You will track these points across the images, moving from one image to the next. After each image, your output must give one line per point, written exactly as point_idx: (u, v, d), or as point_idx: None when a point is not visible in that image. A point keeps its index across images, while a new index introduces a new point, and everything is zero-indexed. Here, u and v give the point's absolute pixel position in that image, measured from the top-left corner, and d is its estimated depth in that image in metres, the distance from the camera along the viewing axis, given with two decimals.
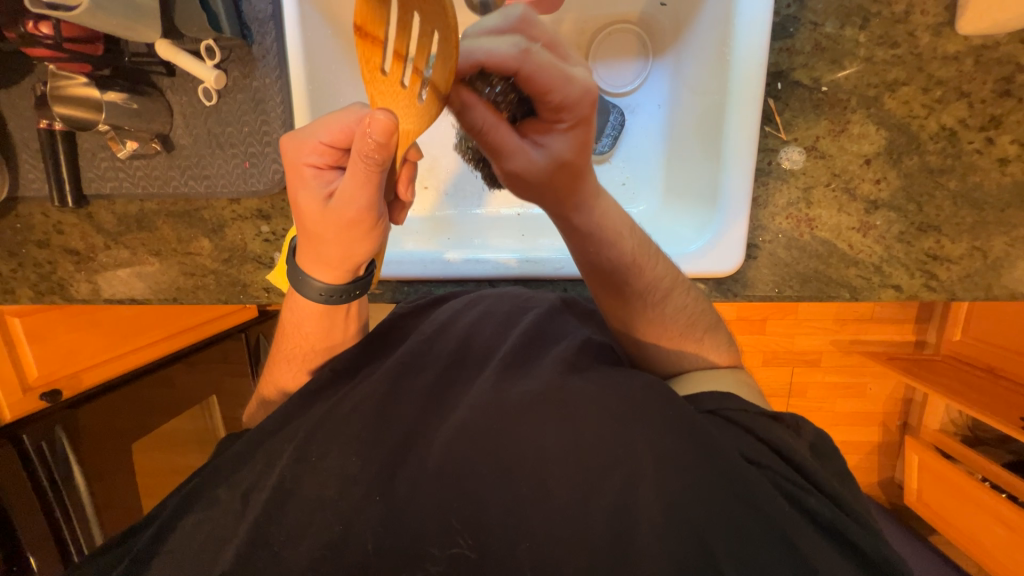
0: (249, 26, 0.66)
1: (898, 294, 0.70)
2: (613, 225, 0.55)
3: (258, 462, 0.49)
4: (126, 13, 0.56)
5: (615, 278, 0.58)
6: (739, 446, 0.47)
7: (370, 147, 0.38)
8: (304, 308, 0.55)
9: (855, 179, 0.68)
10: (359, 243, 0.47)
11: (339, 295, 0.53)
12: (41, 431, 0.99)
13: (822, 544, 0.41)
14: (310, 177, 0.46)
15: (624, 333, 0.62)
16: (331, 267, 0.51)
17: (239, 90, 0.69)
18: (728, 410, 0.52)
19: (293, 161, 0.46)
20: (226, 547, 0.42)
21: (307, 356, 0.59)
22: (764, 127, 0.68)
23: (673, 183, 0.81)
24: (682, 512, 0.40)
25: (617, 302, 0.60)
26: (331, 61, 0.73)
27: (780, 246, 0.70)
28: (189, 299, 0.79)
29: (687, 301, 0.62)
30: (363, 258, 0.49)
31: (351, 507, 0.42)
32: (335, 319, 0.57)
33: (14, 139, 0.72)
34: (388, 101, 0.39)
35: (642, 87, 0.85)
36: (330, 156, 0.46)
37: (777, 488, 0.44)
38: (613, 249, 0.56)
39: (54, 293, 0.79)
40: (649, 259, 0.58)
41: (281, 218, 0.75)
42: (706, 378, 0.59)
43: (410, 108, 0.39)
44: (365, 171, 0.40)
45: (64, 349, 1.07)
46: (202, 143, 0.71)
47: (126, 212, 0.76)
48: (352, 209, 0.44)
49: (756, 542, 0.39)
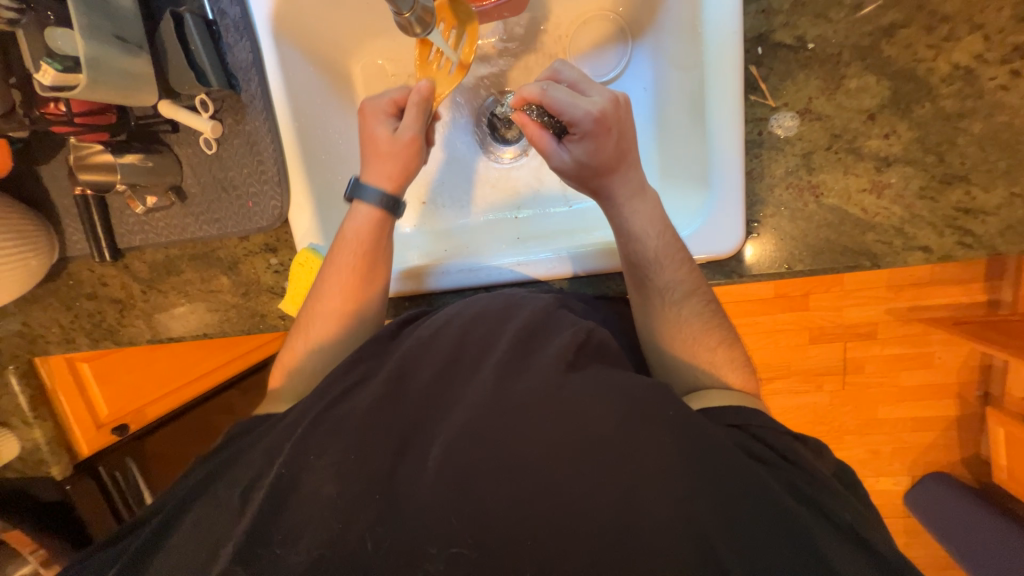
0: (235, 75, 0.72)
1: (928, 256, 0.63)
2: (643, 225, 0.64)
3: (254, 460, 0.51)
4: (121, 83, 0.62)
5: (637, 272, 0.65)
6: (738, 439, 0.50)
7: (426, 92, 0.66)
8: (355, 236, 0.69)
9: (860, 137, 0.62)
10: (414, 161, 0.69)
11: (392, 204, 0.70)
12: (115, 463, 1.13)
13: (814, 529, 0.42)
14: (381, 117, 0.68)
15: (639, 325, 0.67)
16: (391, 180, 0.69)
17: (234, 136, 0.75)
18: (755, 426, 0.52)
19: (373, 108, 0.68)
20: (221, 547, 0.45)
21: (347, 297, 0.68)
22: (749, 96, 0.64)
23: (668, 166, 0.78)
24: (691, 509, 0.41)
25: (636, 295, 0.67)
26: (319, 98, 0.77)
27: (784, 219, 0.66)
28: (217, 333, 0.85)
29: (701, 308, 0.64)
30: (413, 174, 0.71)
31: (342, 513, 0.44)
32: (364, 285, 0.69)
33: (57, 206, 0.82)
34: (438, 78, 0.70)
35: (626, 72, 0.82)
36: (393, 108, 0.69)
37: (783, 486, 0.46)
38: (638, 246, 0.64)
39: (105, 339, 0.88)
40: (673, 263, 0.64)
41: (287, 249, 0.80)
42: (721, 392, 0.58)
43: (448, 78, 0.70)
44: (423, 108, 0.67)
45: (128, 387, 1.15)
46: (210, 189, 0.77)
47: (155, 260, 0.84)
48: (413, 135, 0.68)
49: (755, 526, 0.41)
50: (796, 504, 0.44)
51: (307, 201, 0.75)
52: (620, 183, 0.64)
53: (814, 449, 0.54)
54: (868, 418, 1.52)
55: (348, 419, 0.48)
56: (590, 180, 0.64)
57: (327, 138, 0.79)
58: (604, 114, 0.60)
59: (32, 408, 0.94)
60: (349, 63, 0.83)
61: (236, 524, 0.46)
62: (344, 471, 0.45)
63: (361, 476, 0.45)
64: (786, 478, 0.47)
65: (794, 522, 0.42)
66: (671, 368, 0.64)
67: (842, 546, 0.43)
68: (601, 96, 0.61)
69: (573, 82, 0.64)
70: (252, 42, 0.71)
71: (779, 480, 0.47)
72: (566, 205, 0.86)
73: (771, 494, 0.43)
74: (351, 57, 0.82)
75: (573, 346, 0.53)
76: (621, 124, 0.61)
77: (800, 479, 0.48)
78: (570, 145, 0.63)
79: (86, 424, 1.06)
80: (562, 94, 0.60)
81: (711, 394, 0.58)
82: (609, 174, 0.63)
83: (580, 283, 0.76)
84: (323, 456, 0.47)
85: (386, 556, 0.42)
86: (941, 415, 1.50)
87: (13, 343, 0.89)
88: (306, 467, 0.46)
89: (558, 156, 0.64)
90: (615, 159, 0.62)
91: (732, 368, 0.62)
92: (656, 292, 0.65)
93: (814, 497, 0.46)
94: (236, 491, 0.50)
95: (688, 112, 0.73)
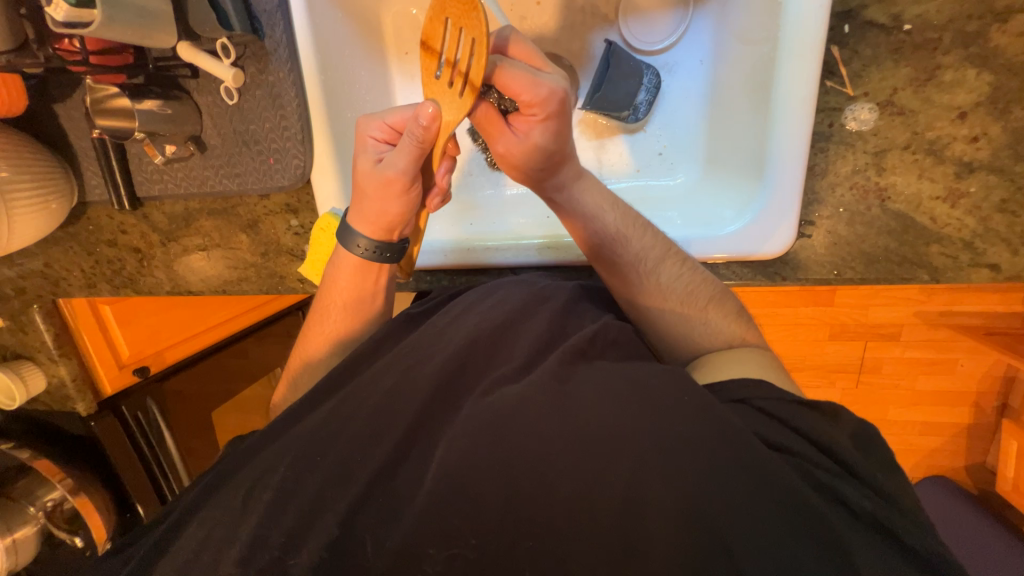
0: (259, 19, 0.67)
1: (994, 275, 0.58)
2: (594, 201, 0.61)
3: (267, 455, 0.51)
4: (138, 20, 0.57)
5: (600, 255, 0.61)
6: (756, 427, 0.44)
7: (418, 129, 0.51)
8: (343, 264, 0.63)
9: (944, 139, 0.57)
10: (393, 202, 0.57)
11: (373, 250, 0.61)
12: (136, 403, 1.11)
13: (859, 540, 0.38)
14: (369, 146, 0.58)
15: (625, 308, 0.62)
16: (372, 224, 0.59)
17: (257, 86, 0.70)
18: (760, 400, 0.47)
19: (363, 130, 0.58)
20: (230, 545, 0.44)
21: (345, 308, 0.65)
22: (824, 82, 0.58)
23: (717, 150, 0.72)
24: (694, 504, 0.38)
25: (609, 277, 0.62)
26: (344, 46, 0.73)
27: (841, 223, 0.61)
28: (235, 290, 0.84)
29: (683, 272, 0.60)
30: (395, 218, 0.59)
31: (347, 507, 0.43)
32: (367, 284, 0.64)
33: (75, 149, 0.79)
34: (439, 98, 0.49)
35: (680, 43, 0.76)
36: (388, 134, 0.58)
37: (805, 477, 0.41)
38: (596, 224, 0.61)
39: (126, 287, 0.88)
40: (635, 232, 0.61)
41: (308, 211, 0.77)
42: (730, 362, 0.53)
43: (454, 101, 0.48)
44: (412, 148, 0.52)
45: (147, 331, 1.12)
46: (230, 142, 0.74)
47: (174, 212, 0.82)
48: (393, 174, 0.55)
49: (789, 544, 0.36)
50: (819, 498, 0.39)
51: (329, 162, 0.71)
52: (570, 166, 0.59)
53: None
54: (880, 418, 1.30)
55: (357, 405, 0.50)
56: (544, 169, 0.58)
57: (351, 94, 0.75)
58: (562, 99, 0.52)
59: (58, 346, 0.99)
60: (380, 12, 0.79)
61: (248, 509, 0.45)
62: (347, 471, 0.45)
63: (376, 456, 0.45)
64: (805, 471, 0.41)
65: (830, 534, 0.37)
66: None
67: (875, 550, 0.38)
68: (558, 77, 0.53)
69: (527, 54, 0.53)
70: None
71: (827, 497, 0.40)
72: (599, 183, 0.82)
73: (802, 500, 0.38)
74: (382, 5, 0.79)
75: (597, 336, 0.52)
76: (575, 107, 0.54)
77: (847, 486, 0.40)
78: (523, 130, 0.54)
79: (107, 363, 1.05)
80: (518, 68, 0.49)
81: (721, 364, 0.53)
82: (563, 159, 0.57)
83: None
84: (328, 454, 0.47)
85: (391, 558, 0.39)
86: (956, 424, 1.28)
87: (39, 284, 0.97)
88: (313, 464, 0.47)
89: (511, 140, 0.55)
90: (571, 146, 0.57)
91: None
92: (629, 266, 0.60)
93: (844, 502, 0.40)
94: (244, 480, 0.50)
95: (745, 90, 0.67)
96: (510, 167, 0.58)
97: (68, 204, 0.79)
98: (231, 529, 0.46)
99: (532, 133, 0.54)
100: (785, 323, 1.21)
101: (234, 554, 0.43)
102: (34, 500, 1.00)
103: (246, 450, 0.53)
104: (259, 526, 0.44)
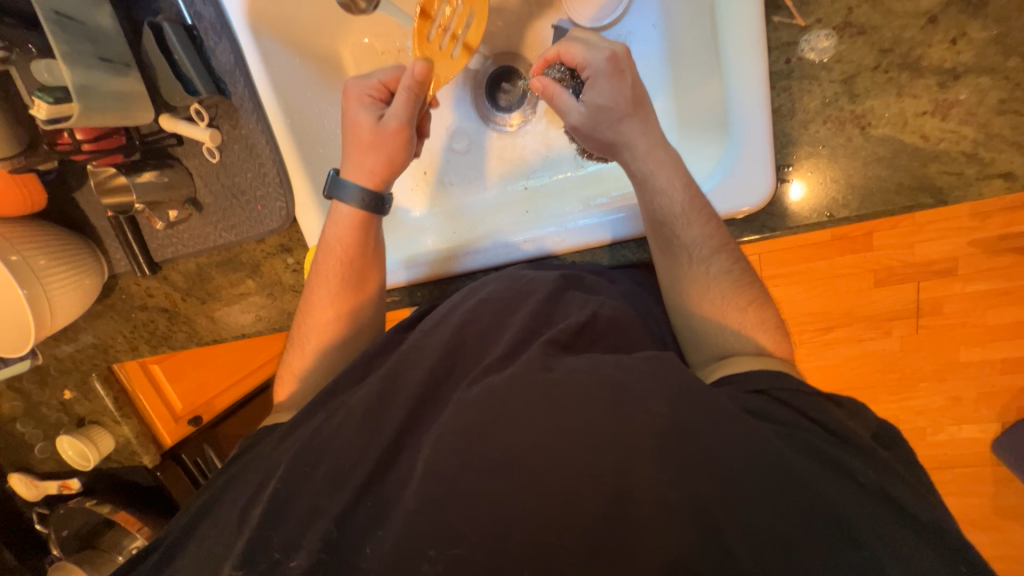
0: (223, 79, 0.72)
1: (1010, 184, 0.52)
2: (667, 176, 0.58)
3: (266, 465, 0.53)
4: (115, 105, 0.64)
5: (660, 231, 0.60)
6: (742, 404, 0.45)
7: (415, 79, 0.62)
8: (344, 215, 0.67)
9: (918, 48, 0.52)
10: (399, 152, 0.66)
11: (373, 202, 0.67)
12: (194, 450, 1.25)
13: (841, 492, 0.38)
14: (367, 104, 0.66)
15: (667, 293, 0.61)
16: (373, 176, 0.66)
17: (234, 142, 0.75)
18: (776, 390, 0.47)
19: (358, 92, 0.65)
20: (230, 556, 0.46)
21: (344, 278, 0.68)
22: (773, 18, 0.56)
23: (686, 110, 0.69)
24: (684, 485, 0.37)
25: (662, 257, 0.61)
26: (307, 90, 0.77)
27: (824, 159, 0.57)
28: (253, 331, 0.89)
29: (733, 264, 0.58)
30: (399, 166, 0.67)
31: (340, 507, 0.44)
32: (366, 240, 0.69)
33: (97, 229, 0.87)
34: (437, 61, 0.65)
35: (631, 9, 0.74)
36: (382, 92, 0.66)
37: (794, 446, 0.41)
38: (663, 198, 0.59)
39: (162, 345, 0.95)
40: (700, 218, 0.58)
41: (301, 248, 0.82)
42: (744, 361, 0.52)
43: (447, 63, 0.65)
44: (411, 99, 0.63)
45: (196, 383, 1.24)
46: (222, 197, 0.79)
47: (189, 270, 0.88)
48: (398, 125, 0.64)
49: (776, 511, 0.36)
50: (804, 464, 0.39)
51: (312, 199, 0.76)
52: (637, 132, 0.60)
53: (847, 407, 0.48)
54: (949, 363, 1.18)
55: (343, 419, 0.50)
56: (608, 131, 0.61)
57: (320, 132, 0.79)
58: (616, 56, 0.58)
59: (120, 408, 1.03)
60: (337, 47, 0.82)
61: (245, 530, 0.47)
62: (339, 478, 0.46)
63: (360, 467, 0.46)
64: (794, 442, 0.41)
65: (806, 488, 0.37)
66: (701, 333, 0.58)
67: (862, 508, 0.38)
68: (612, 43, 0.60)
69: (585, 38, 0.63)
70: (234, 44, 0.71)
71: (804, 453, 0.41)
72: (578, 169, 0.82)
73: (783, 461, 0.38)
74: (339, 41, 0.82)
75: (579, 323, 0.51)
76: (636, 69, 0.59)
77: (817, 441, 0.42)
78: (586, 94, 0.61)
79: (165, 418, 1.16)
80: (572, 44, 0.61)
81: (736, 363, 0.52)
82: (627, 119, 0.60)
83: (594, 253, 0.72)
84: (318, 464, 0.48)
85: (385, 558, 0.40)
86: None
87: (91, 354, 0.98)
88: (304, 476, 0.47)
89: (575, 111, 0.61)
90: (632, 104, 0.59)
91: (765, 329, 0.56)
92: (682, 249, 0.59)
93: (824, 455, 0.41)
94: (246, 493, 0.52)
95: (702, 44, 0.64)
96: (580, 137, 0.63)
97: (86, 303, 0.86)
98: (231, 544, 0.47)
99: (591, 95, 0.60)
100: (822, 276, 1.11)
101: (234, 560, 0.44)
102: (122, 549, 1.11)
103: (254, 466, 0.56)
104: (253, 538, 0.45)
